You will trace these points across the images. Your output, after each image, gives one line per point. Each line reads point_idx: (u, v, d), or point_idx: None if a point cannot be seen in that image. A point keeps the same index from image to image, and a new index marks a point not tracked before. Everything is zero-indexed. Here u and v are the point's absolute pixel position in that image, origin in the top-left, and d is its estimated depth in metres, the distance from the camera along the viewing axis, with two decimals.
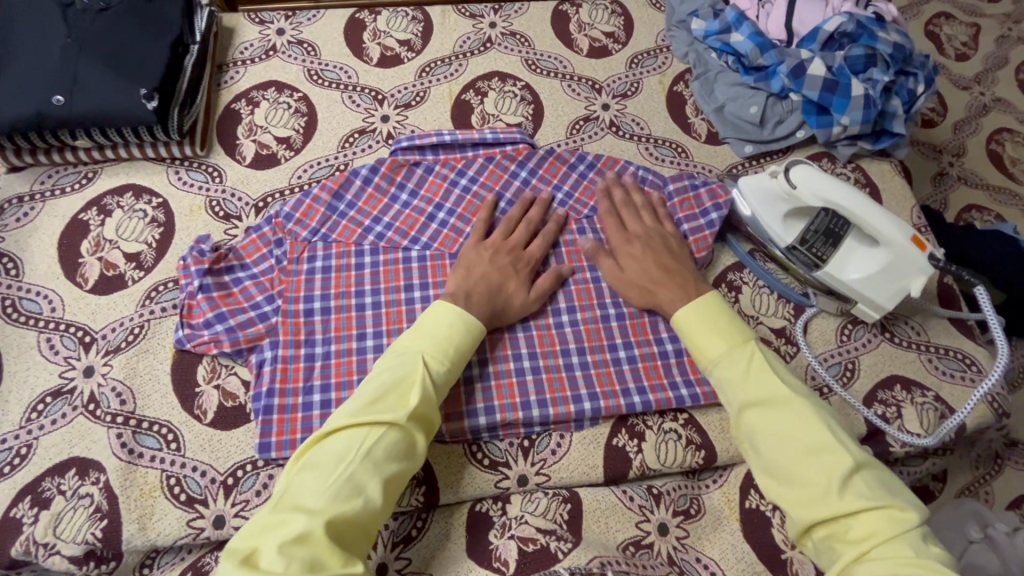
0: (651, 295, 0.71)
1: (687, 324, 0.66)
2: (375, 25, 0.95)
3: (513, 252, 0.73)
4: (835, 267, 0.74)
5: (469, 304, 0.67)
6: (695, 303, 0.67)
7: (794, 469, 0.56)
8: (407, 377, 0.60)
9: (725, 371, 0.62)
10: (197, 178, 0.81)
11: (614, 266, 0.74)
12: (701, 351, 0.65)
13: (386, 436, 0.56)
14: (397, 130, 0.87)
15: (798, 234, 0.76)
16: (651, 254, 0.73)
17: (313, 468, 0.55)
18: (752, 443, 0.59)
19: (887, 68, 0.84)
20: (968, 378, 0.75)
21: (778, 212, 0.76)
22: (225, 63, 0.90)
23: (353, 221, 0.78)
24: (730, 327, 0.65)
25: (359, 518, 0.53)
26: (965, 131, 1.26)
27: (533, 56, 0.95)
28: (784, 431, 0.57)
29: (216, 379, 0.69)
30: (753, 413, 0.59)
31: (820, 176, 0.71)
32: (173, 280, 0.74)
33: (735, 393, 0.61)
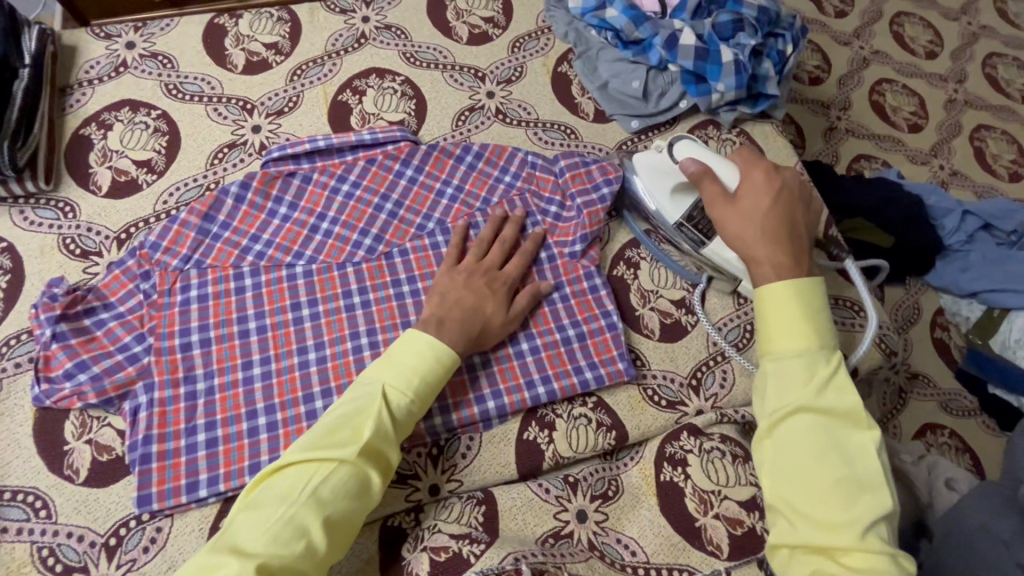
0: (743, 251, 0.65)
1: (769, 303, 0.60)
2: (236, 29, 0.89)
3: (489, 272, 0.71)
4: (718, 244, 0.74)
5: (441, 330, 0.63)
6: (786, 280, 0.61)
7: (822, 479, 0.53)
8: (364, 409, 0.57)
9: (794, 372, 0.57)
10: (46, 216, 0.73)
11: (727, 212, 0.67)
12: (768, 340, 0.60)
13: (335, 474, 0.53)
14: (270, 140, 0.82)
15: (685, 211, 0.75)
16: (772, 211, 0.65)
17: (258, 506, 0.52)
18: (783, 440, 0.56)
19: (755, 32, 0.85)
20: (858, 324, 0.79)
21: (665, 188, 0.76)
22: (68, 85, 0.82)
23: (228, 243, 0.73)
24: (815, 330, 0.59)
25: (299, 564, 0.50)
26: (848, 86, 1.32)
27: (411, 48, 0.91)
28: (839, 449, 0.54)
29: (87, 434, 0.63)
30: (810, 419, 0.55)
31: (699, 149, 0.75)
32: (26, 332, 0.67)
33: (802, 395, 0.56)
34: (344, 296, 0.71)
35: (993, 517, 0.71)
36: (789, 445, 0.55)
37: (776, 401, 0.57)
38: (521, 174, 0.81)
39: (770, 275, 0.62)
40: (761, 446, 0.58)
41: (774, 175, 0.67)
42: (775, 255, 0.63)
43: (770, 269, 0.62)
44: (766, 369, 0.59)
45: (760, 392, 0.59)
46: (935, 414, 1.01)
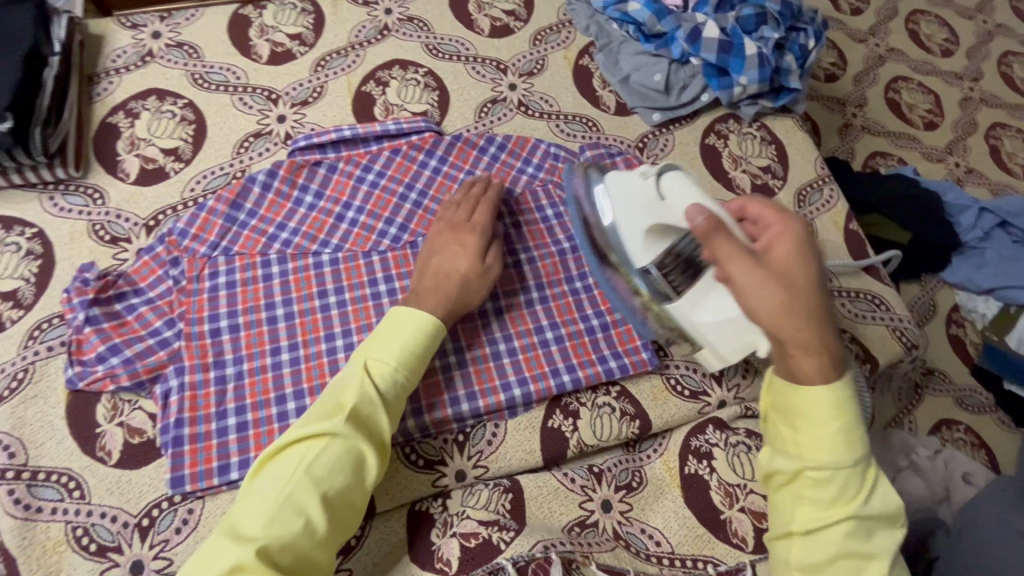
0: (787, 335, 0.52)
1: (814, 406, 0.52)
2: (261, 21, 0.89)
3: (459, 229, 0.69)
4: (686, 304, 0.64)
5: (419, 302, 0.63)
6: (832, 379, 0.52)
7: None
8: (349, 385, 0.57)
9: (840, 483, 0.51)
10: (75, 203, 0.74)
11: (762, 280, 0.52)
12: (807, 442, 0.52)
13: (327, 451, 0.53)
14: (295, 129, 0.82)
15: (656, 254, 0.64)
16: (814, 280, 0.53)
17: (254, 492, 0.52)
18: (816, 544, 0.52)
19: (778, 25, 0.86)
20: (878, 317, 0.80)
21: (638, 223, 0.64)
22: (96, 74, 0.83)
23: (255, 231, 0.74)
24: (859, 433, 0.52)
25: (302, 540, 0.50)
26: (864, 83, 1.32)
27: (434, 40, 0.91)
28: (872, 554, 0.51)
29: (119, 417, 0.64)
30: (851, 529, 0.51)
31: (689, 187, 0.59)
32: (57, 316, 0.68)
33: (843, 503, 0.52)
34: (371, 284, 0.72)
35: (1015, 510, 0.71)
36: (821, 550, 0.52)
37: (814, 508, 0.52)
38: (544, 165, 0.82)
39: (814, 369, 0.52)
40: (786, 540, 0.54)
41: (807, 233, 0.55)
42: (824, 343, 0.52)
43: (818, 361, 0.52)
44: (805, 474, 0.53)
45: (791, 489, 0.54)
46: (951, 410, 1.01)
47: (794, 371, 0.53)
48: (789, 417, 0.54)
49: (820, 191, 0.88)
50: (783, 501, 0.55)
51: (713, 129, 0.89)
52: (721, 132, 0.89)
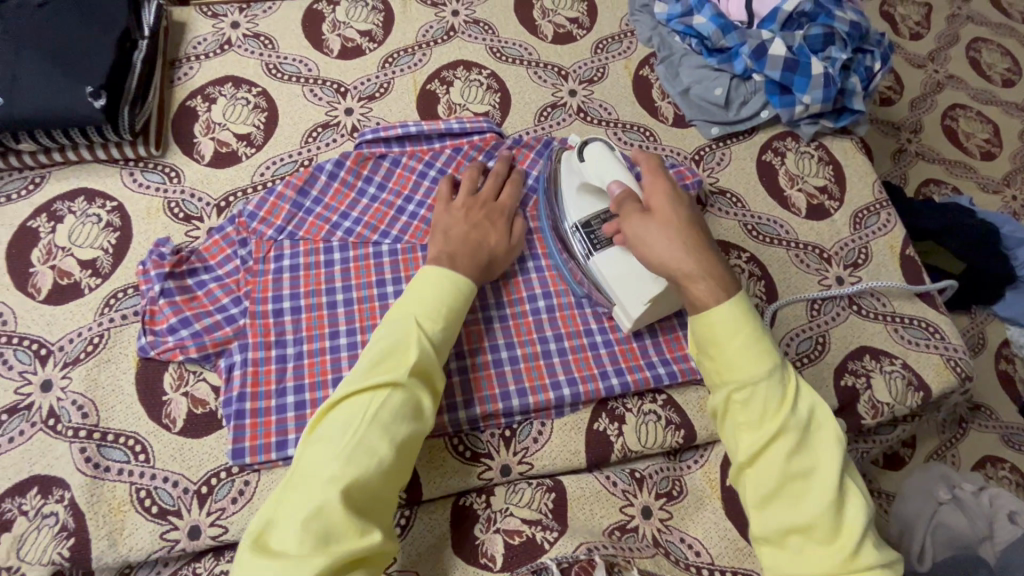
0: (676, 271, 0.57)
1: (719, 328, 0.54)
2: (333, 16, 0.92)
3: (487, 205, 0.73)
4: (602, 255, 0.69)
5: (453, 264, 0.66)
6: (729, 299, 0.54)
7: (805, 505, 0.49)
8: (403, 340, 0.58)
9: (762, 397, 0.51)
10: (153, 180, 0.78)
11: (649, 229, 0.58)
12: (724, 364, 0.54)
13: (391, 400, 0.54)
14: (362, 122, 0.85)
15: (585, 216, 0.71)
16: (691, 221, 0.59)
17: (322, 440, 0.52)
18: (762, 472, 0.51)
19: (845, 46, 0.86)
20: (932, 346, 0.78)
21: (572, 186, 0.73)
22: (177, 59, 0.87)
23: (320, 218, 0.76)
24: (767, 343, 0.53)
25: (374, 481, 0.51)
26: (921, 108, 1.30)
27: (498, 43, 0.93)
28: (814, 468, 0.50)
29: (184, 386, 0.67)
30: (790, 445, 0.50)
31: (604, 155, 0.68)
32: (132, 286, 0.71)
33: (771, 419, 0.51)
34: None
35: None
36: (767, 476, 0.50)
37: (748, 433, 0.52)
38: None
39: (706, 294, 0.55)
40: (740, 478, 0.53)
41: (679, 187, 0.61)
42: (712, 272, 0.56)
43: (711, 286, 0.55)
44: (731, 398, 0.53)
45: (727, 421, 0.54)
46: (997, 447, 0.98)
47: (695, 301, 0.56)
48: (706, 348, 0.55)
49: (877, 214, 0.87)
50: (727, 436, 0.54)
51: (771, 146, 0.89)
52: (779, 149, 0.89)
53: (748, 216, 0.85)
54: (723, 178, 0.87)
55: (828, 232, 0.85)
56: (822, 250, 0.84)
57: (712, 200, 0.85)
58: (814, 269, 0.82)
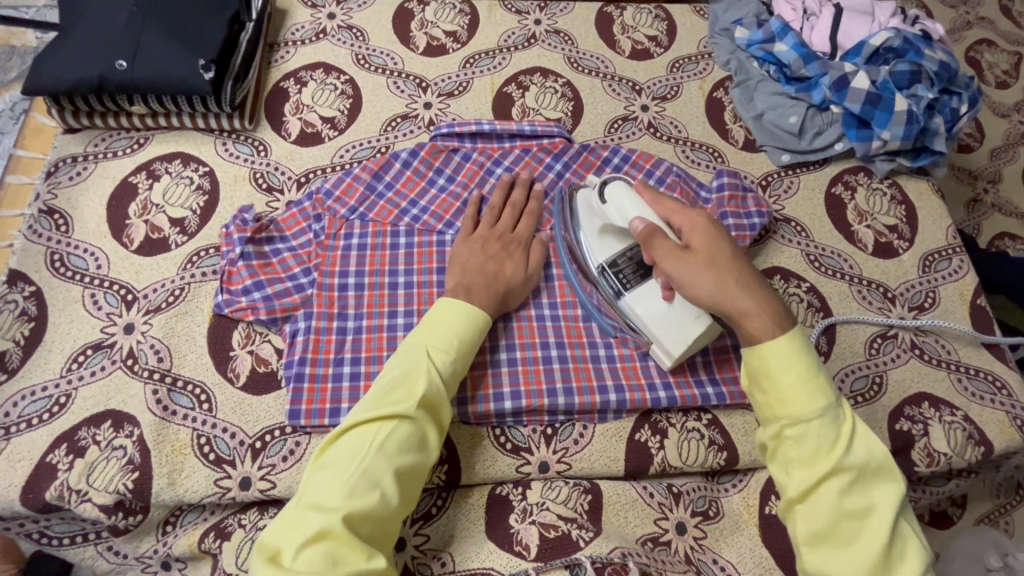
0: (729, 307, 0.56)
1: (773, 362, 0.53)
2: (422, 15, 0.97)
3: (503, 237, 0.74)
4: (636, 296, 0.68)
5: (470, 296, 0.66)
6: (786, 330, 0.54)
7: (860, 547, 0.49)
8: (412, 371, 0.59)
9: (814, 436, 0.51)
10: (243, 150, 0.83)
11: (692, 265, 0.58)
12: (776, 400, 0.53)
13: (398, 431, 0.55)
14: (438, 117, 0.89)
15: (612, 255, 0.70)
16: (732, 254, 0.58)
17: (327, 468, 0.53)
18: (813, 511, 0.50)
19: (932, 85, 0.85)
20: (999, 402, 0.75)
21: (594, 226, 0.71)
22: (276, 43, 0.93)
23: (390, 203, 0.79)
24: (822, 379, 0.53)
25: (378, 512, 0.52)
26: (1001, 159, 1.24)
27: (576, 54, 0.96)
28: (869, 509, 0.50)
29: (250, 345, 0.71)
30: (844, 485, 0.50)
31: (629, 194, 0.65)
32: (213, 247, 0.76)
33: (825, 458, 0.51)
34: None
35: None
36: (820, 514, 0.50)
37: (800, 469, 0.51)
38: (666, 179, 0.82)
39: (766, 327, 0.54)
40: (790, 513, 0.53)
41: (713, 221, 0.61)
42: (762, 305, 0.55)
43: (766, 320, 0.54)
44: (783, 434, 0.53)
45: (781, 457, 0.54)
46: None
47: (748, 336, 0.55)
48: (760, 382, 0.54)
49: (949, 259, 0.84)
50: (778, 472, 0.54)
51: (841, 179, 0.88)
52: (850, 183, 0.88)
53: (812, 247, 0.83)
54: (790, 206, 0.86)
55: (895, 271, 0.83)
56: (887, 289, 0.82)
57: (777, 227, 0.84)
58: (877, 307, 0.80)
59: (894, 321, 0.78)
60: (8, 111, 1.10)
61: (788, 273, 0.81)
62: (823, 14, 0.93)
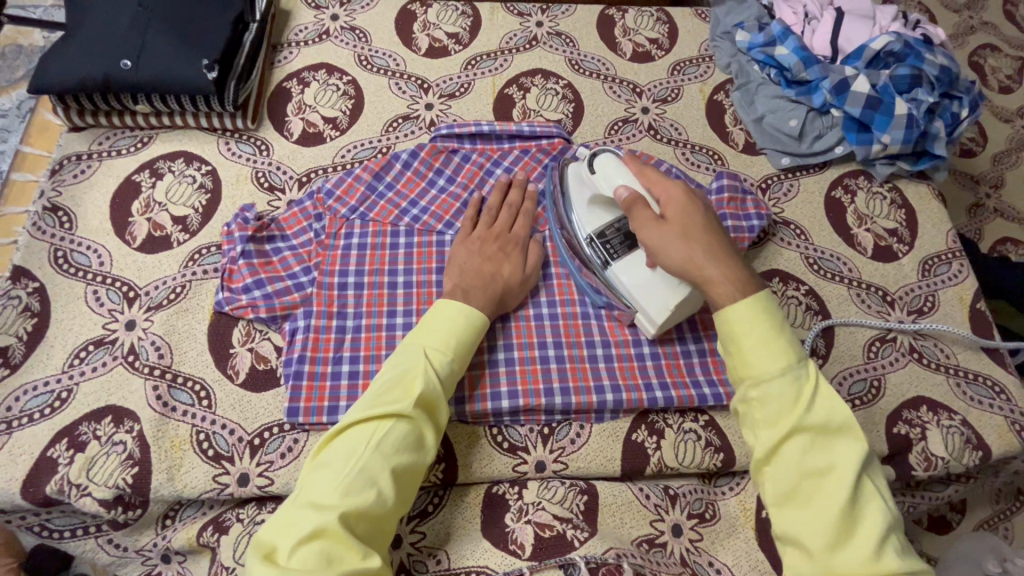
0: (697, 276, 0.57)
1: (737, 325, 0.54)
2: (425, 17, 0.98)
3: (501, 237, 0.74)
4: (622, 265, 0.69)
5: (468, 298, 0.66)
6: (749, 296, 0.54)
7: (821, 504, 0.49)
8: (409, 370, 0.59)
9: (776, 395, 0.52)
10: (245, 150, 0.84)
11: (665, 235, 0.58)
12: (741, 361, 0.54)
13: (394, 429, 0.55)
14: (439, 118, 0.89)
15: (600, 225, 0.71)
16: (706, 224, 0.59)
17: (325, 466, 0.54)
18: (779, 472, 0.51)
19: (933, 89, 0.85)
20: (998, 407, 0.75)
21: (583, 197, 0.72)
22: (280, 44, 0.93)
23: (390, 203, 0.79)
24: (786, 339, 0.53)
25: (374, 511, 0.52)
26: (1003, 164, 1.24)
27: (577, 57, 0.96)
28: (832, 466, 0.50)
29: (250, 342, 0.71)
30: (805, 443, 0.50)
31: (617, 165, 0.66)
32: (215, 245, 0.77)
33: (787, 417, 0.51)
34: None
35: None
36: (784, 475, 0.51)
37: (765, 429, 0.52)
38: None
39: (731, 295, 0.55)
40: (759, 478, 0.53)
41: (690, 191, 0.60)
42: (730, 274, 0.56)
43: (733, 290, 0.55)
44: (748, 396, 0.53)
45: (746, 419, 0.54)
46: None
47: (714, 303, 0.56)
48: (725, 344, 0.55)
49: (949, 263, 0.84)
50: (746, 435, 0.55)
51: (841, 183, 0.88)
52: (850, 187, 0.88)
53: (811, 250, 0.83)
54: (789, 209, 0.86)
55: (894, 275, 0.83)
56: (886, 293, 0.82)
57: (776, 230, 0.84)
58: (876, 311, 0.80)
59: (893, 325, 0.78)
60: (14, 110, 1.13)
61: (787, 275, 0.81)
62: (825, 17, 0.93)
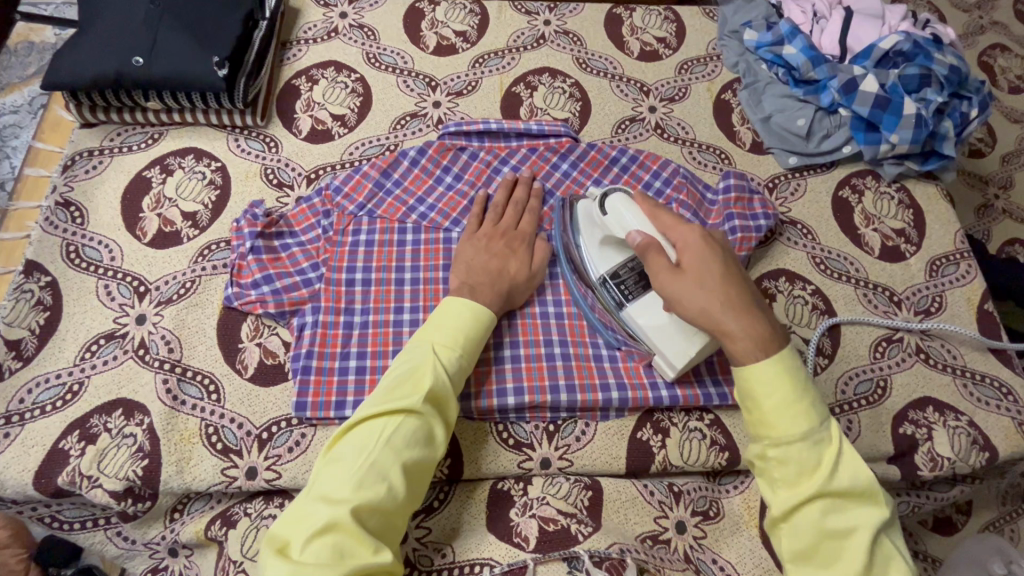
0: (714, 326, 0.56)
1: (759, 384, 0.54)
2: (433, 15, 0.98)
3: (507, 234, 0.74)
4: (636, 308, 0.67)
5: (475, 295, 0.67)
6: (770, 355, 0.54)
7: (840, 566, 0.50)
8: (418, 367, 0.60)
9: (797, 458, 0.52)
10: (254, 146, 0.84)
11: (683, 286, 0.57)
12: (762, 422, 0.54)
13: (403, 425, 0.56)
14: (447, 116, 0.90)
15: (612, 266, 0.70)
16: (725, 273, 0.57)
17: (337, 461, 0.54)
18: (797, 529, 0.52)
19: (942, 89, 0.84)
20: (1005, 408, 0.74)
21: (595, 238, 0.71)
22: (289, 41, 0.94)
23: (398, 200, 0.80)
24: (809, 402, 0.53)
25: (386, 505, 0.53)
26: (1013, 165, 1.23)
27: (585, 55, 0.96)
28: (852, 529, 0.50)
29: (259, 337, 0.72)
30: (824, 506, 0.51)
31: (630, 207, 0.64)
32: (224, 241, 0.77)
33: (808, 480, 0.51)
34: None
35: None
36: (803, 533, 0.51)
37: (784, 489, 0.52)
38: (673, 181, 0.83)
39: (749, 351, 0.54)
40: (775, 531, 0.54)
41: (710, 239, 0.59)
42: (751, 328, 0.55)
43: (752, 345, 0.54)
44: (767, 455, 0.54)
45: (765, 475, 0.55)
46: None
47: (732, 356, 0.55)
48: (746, 401, 0.55)
49: (956, 264, 0.84)
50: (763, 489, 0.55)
51: (849, 183, 0.88)
52: (857, 187, 0.88)
53: (818, 249, 0.83)
54: (796, 209, 0.86)
55: (902, 276, 0.83)
56: (893, 293, 0.82)
57: (783, 229, 0.84)
58: (882, 311, 0.80)
59: (899, 325, 0.78)
60: (26, 106, 1.14)
61: (793, 275, 0.81)
62: (833, 16, 0.93)
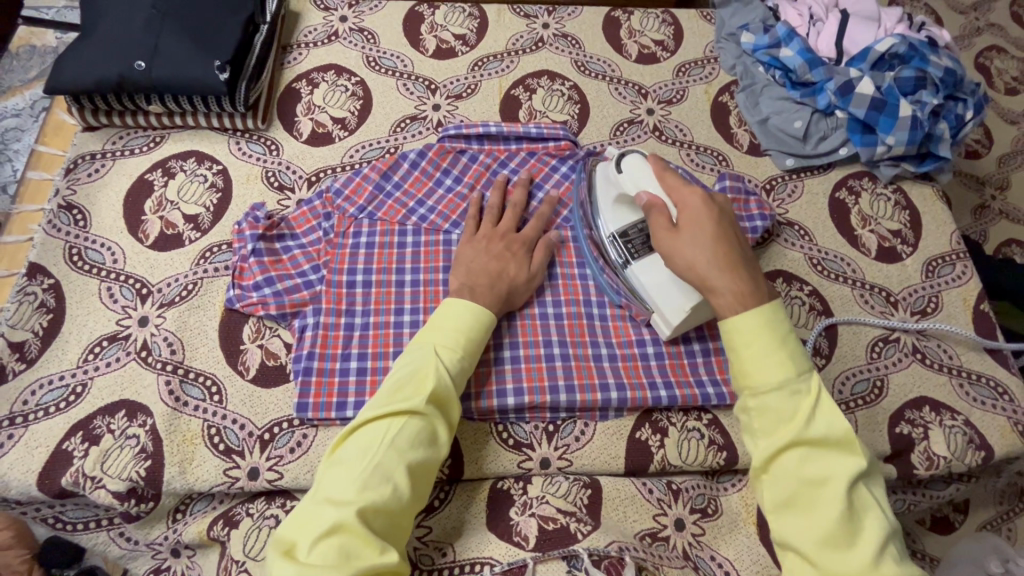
0: (702, 282, 0.58)
1: (740, 333, 0.55)
2: (432, 18, 0.99)
3: (507, 236, 0.75)
4: (640, 264, 0.71)
5: (475, 296, 0.67)
6: (752, 309, 0.55)
7: (817, 514, 0.50)
8: (421, 368, 0.60)
9: (774, 407, 0.52)
10: (255, 149, 0.85)
11: (676, 242, 0.59)
12: (741, 370, 0.55)
13: (407, 426, 0.56)
14: (446, 119, 0.90)
15: (623, 225, 0.73)
16: (721, 233, 0.58)
17: (341, 464, 0.55)
18: (777, 481, 0.52)
19: (937, 91, 0.85)
20: (1000, 407, 0.75)
21: (609, 196, 0.74)
22: (289, 45, 0.95)
23: (398, 202, 0.80)
24: (787, 352, 0.54)
25: (390, 506, 0.53)
26: (1009, 166, 1.24)
27: (583, 58, 0.97)
28: (828, 478, 0.50)
29: (260, 339, 0.73)
30: (800, 455, 0.51)
31: (643, 168, 0.67)
32: (225, 243, 0.78)
33: (785, 429, 0.52)
34: None
35: None
36: (783, 486, 0.52)
37: (762, 439, 0.53)
38: None
39: (731, 306, 0.56)
40: (757, 485, 0.54)
41: (711, 201, 0.60)
42: (737, 285, 0.56)
43: (733, 302, 0.56)
44: (747, 405, 0.54)
45: (745, 428, 0.55)
46: None
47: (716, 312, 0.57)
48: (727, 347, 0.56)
49: (953, 264, 0.85)
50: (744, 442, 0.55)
51: (845, 184, 0.89)
52: (854, 188, 0.88)
53: (815, 250, 0.84)
54: (793, 210, 0.87)
55: (898, 276, 0.84)
56: (890, 293, 0.82)
57: (781, 230, 0.85)
58: (878, 311, 0.81)
59: (896, 325, 0.79)
60: (27, 110, 1.15)
61: (790, 276, 0.82)
62: (829, 19, 0.94)
